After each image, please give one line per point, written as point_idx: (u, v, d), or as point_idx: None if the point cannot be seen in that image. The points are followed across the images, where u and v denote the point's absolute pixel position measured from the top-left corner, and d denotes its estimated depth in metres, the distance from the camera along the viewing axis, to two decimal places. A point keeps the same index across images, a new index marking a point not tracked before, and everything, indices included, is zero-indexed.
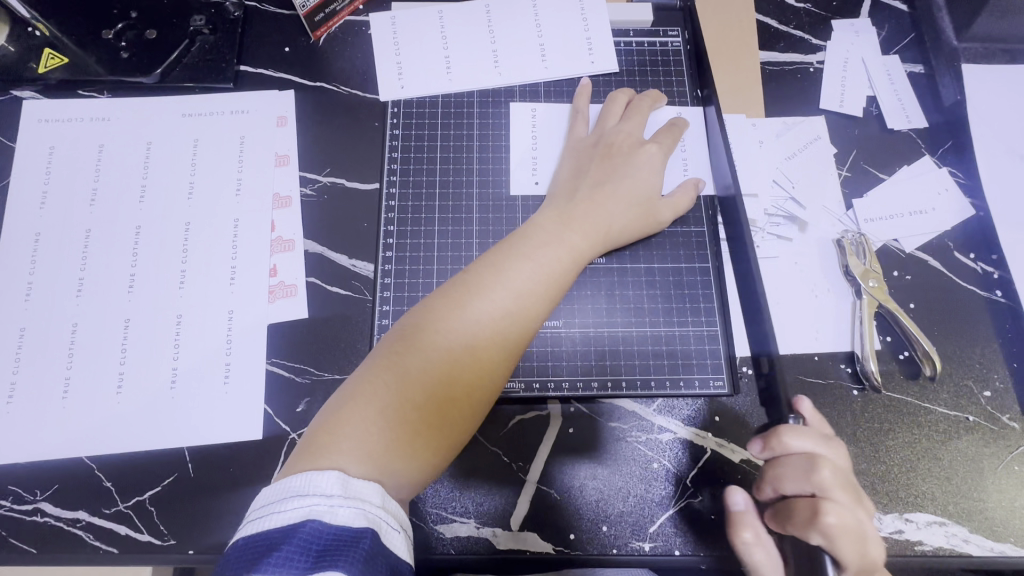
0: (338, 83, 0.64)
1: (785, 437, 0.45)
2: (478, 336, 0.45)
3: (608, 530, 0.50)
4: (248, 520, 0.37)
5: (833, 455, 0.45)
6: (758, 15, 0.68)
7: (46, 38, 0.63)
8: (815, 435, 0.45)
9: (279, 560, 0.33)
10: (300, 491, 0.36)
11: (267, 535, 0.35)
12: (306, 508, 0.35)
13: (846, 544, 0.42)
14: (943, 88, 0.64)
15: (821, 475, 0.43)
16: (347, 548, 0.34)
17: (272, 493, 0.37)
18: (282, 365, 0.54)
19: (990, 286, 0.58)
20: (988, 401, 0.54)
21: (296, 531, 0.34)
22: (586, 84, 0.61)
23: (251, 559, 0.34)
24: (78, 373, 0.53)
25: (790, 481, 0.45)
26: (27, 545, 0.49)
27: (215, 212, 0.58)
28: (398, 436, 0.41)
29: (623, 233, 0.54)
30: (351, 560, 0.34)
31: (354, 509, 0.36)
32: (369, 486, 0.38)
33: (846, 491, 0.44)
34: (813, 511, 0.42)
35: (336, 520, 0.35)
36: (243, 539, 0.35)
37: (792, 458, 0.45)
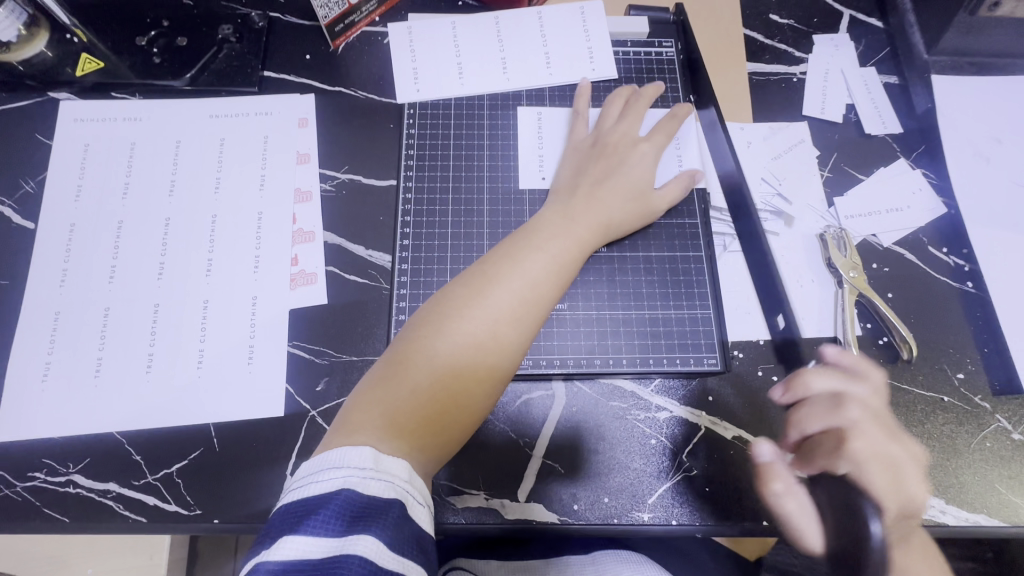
0: (356, 88, 0.68)
1: (806, 379, 0.49)
2: (497, 322, 0.48)
3: (609, 502, 0.53)
4: (287, 490, 0.39)
5: (867, 399, 0.49)
6: (745, 29, 0.74)
7: (82, 44, 0.67)
8: (839, 377, 0.49)
9: (318, 523, 0.36)
10: (337, 463, 0.39)
11: (306, 502, 0.38)
12: (341, 478, 0.38)
13: (873, 468, 0.46)
14: (916, 96, 0.69)
15: (845, 411, 0.47)
16: (379, 516, 0.37)
17: (310, 465, 0.40)
18: (303, 347, 0.58)
19: (962, 278, 0.63)
20: (961, 383, 0.59)
21: (333, 498, 0.37)
22: (587, 85, 0.66)
23: (291, 522, 0.37)
24: (109, 354, 0.56)
25: (813, 421, 0.48)
26: (60, 514, 0.52)
27: (240, 206, 0.62)
28: (423, 417, 0.45)
29: (621, 224, 0.58)
30: (382, 526, 0.37)
31: (384, 481, 0.39)
32: (397, 462, 0.41)
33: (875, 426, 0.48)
34: (840, 440, 0.46)
35: (369, 491, 0.38)
36: (283, 505, 0.38)
37: (816, 399, 0.49)
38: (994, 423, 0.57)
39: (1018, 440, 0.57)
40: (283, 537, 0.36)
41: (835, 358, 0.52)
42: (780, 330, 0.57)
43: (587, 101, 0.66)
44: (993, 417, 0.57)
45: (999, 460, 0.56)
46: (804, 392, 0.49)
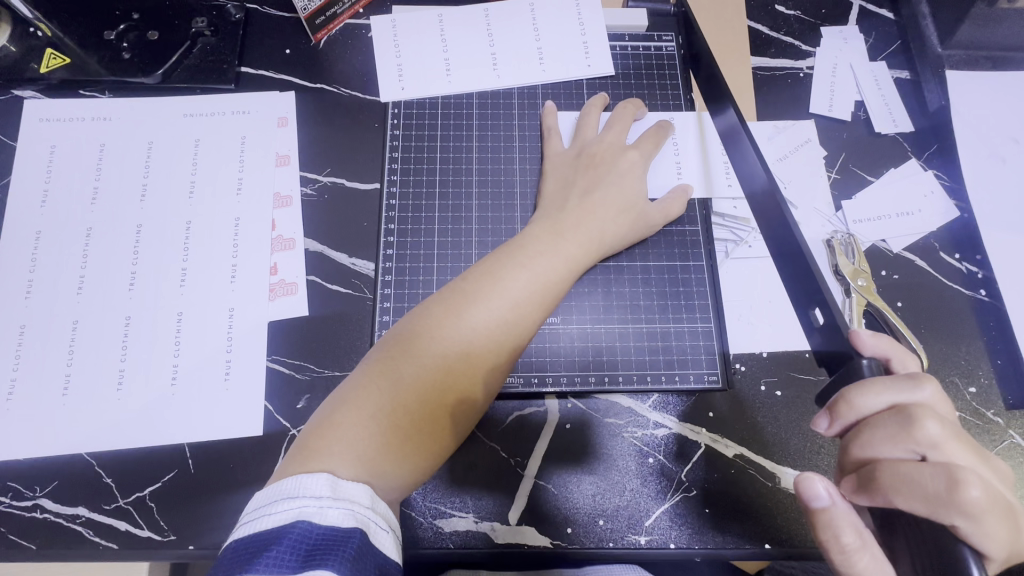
0: (338, 85, 0.65)
1: (852, 401, 0.39)
2: (472, 344, 0.46)
3: (604, 524, 0.51)
4: (239, 525, 0.38)
5: (935, 406, 0.39)
6: (748, 21, 0.70)
7: (47, 39, 0.64)
8: (899, 384, 0.39)
9: (269, 560, 0.34)
10: (291, 494, 0.37)
11: (259, 537, 0.36)
12: (296, 509, 0.36)
13: (991, 516, 0.35)
14: (929, 93, 0.66)
15: (924, 429, 0.38)
16: (337, 547, 0.35)
17: (266, 496, 0.38)
18: (282, 362, 0.55)
19: (975, 285, 0.60)
20: (973, 396, 0.56)
21: (287, 532, 0.35)
22: (603, 95, 0.62)
23: (241, 561, 0.35)
24: (78, 370, 0.53)
25: (886, 448, 0.39)
26: (26, 541, 0.49)
27: (216, 212, 0.59)
28: (393, 441, 0.43)
29: (615, 238, 0.55)
30: (341, 558, 0.34)
31: (343, 510, 0.37)
32: (359, 488, 0.39)
33: (960, 445, 0.38)
34: (946, 479, 0.35)
35: (326, 521, 0.36)
36: (235, 541, 0.36)
37: (880, 419, 0.39)
38: (1007, 439, 0.55)
39: None
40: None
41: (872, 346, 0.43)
42: (816, 326, 0.44)
43: (600, 109, 0.62)
44: (1007, 432, 0.55)
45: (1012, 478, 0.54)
46: (859, 410, 0.40)
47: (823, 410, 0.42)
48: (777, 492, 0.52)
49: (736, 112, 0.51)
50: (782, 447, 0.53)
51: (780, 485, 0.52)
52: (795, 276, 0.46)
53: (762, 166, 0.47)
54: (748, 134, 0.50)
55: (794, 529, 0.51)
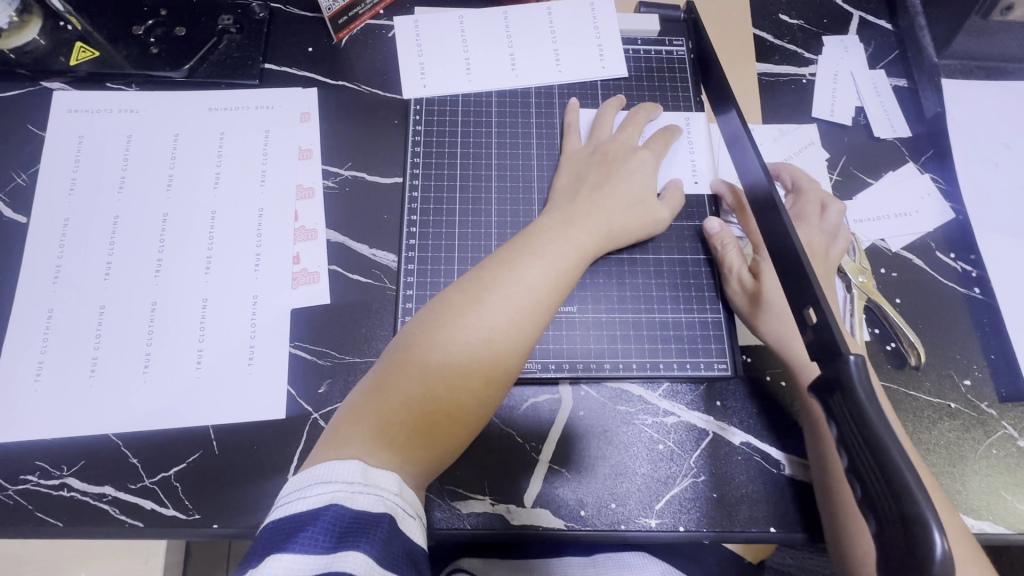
0: (359, 82, 0.67)
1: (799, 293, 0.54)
2: (490, 332, 0.48)
3: (617, 507, 0.53)
4: (274, 508, 0.39)
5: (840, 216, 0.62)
6: (755, 29, 0.73)
7: (77, 32, 0.65)
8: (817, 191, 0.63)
9: (304, 540, 0.36)
10: (324, 479, 0.39)
11: (293, 518, 0.37)
12: (328, 494, 0.38)
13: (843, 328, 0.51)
14: (926, 101, 0.69)
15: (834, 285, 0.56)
16: (367, 530, 0.37)
17: (297, 481, 0.40)
18: (305, 348, 0.57)
19: (969, 283, 0.62)
20: (967, 389, 0.58)
21: (320, 514, 0.37)
22: (620, 96, 0.65)
23: (278, 540, 0.37)
24: (105, 352, 0.55)
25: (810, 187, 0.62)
26: (53, 519, 0.50)
27: (240, 203, 0.61)
28: (419, 427, 0.45)
29: (629, 233, 0.57)
30: (372, 542, 0.37)
31: (373, 495, 0.39)
32: (386, 475, 0.41)
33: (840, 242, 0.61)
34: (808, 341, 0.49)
35: (357, 506, 0.38)
36: (270, 522, 0.38)
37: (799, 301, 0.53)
38: (1000, 431, 0.57)
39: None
40: (270, 555, 0.35)
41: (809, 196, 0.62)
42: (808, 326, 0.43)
43: (618, 108, 0.65)
44: (999, 424, 0.57)
45: (1005, 467, 0.56)
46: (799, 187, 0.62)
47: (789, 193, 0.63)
48: (782, 477, 0.54)
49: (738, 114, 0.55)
50: (787, 435, 0.55)
51: (785, 471, 0.54)
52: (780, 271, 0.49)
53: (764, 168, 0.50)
54: (750, 136, 0.53)
55: (801, 513, 0.53)
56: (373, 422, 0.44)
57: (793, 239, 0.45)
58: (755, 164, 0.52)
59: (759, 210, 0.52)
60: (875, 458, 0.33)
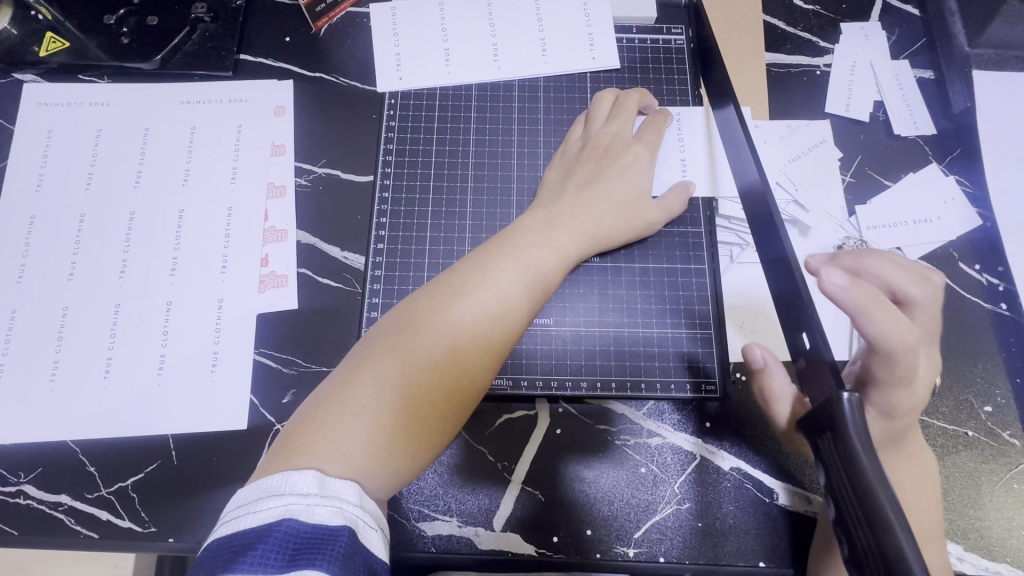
0: (336, 74, 0.63)
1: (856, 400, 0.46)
2: (457, 339, 0.44)
3: (592, 534, 0.49)
4: (223, 522, 0.36)
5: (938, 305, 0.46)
6: (764, 16, 0.67)
7: (48, 22, 0.63)
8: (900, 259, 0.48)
9: (254, 559, 0.33)
10: (277, 491, 0.36)
11: (243, 534, 0.35)
12: (282, 507, 0.35)
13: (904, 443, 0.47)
14: (953, 95, 0.62)
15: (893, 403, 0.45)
16: (324, 546, 0.34)
17: (249, 493, 0.37)
18: (270, 355, 0.54)
19: (995, 298, 0.57)
20: (988, 416, 0.53)
21: (273, 529, 0.34)
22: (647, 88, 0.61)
23: (226, 560, 0.34)
24: (67, 356, 0.53)
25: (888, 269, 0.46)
26: (9, 527, 0.49)
27: (208, 202, 0.58)
28: (379, 439, 0.41)
29: (611, 233, 0.53)
30: (330, 558, 0.33)
31: (331, 507, 0.36)
32: (346, 484, 0.38)
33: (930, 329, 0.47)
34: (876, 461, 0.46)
35: (313, 519, 0.35)
36: (217, 540, 0.35)
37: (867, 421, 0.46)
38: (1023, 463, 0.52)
39: None
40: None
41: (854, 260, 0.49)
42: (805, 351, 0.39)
43: (641, 100, 0.59)
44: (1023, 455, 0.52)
45: None
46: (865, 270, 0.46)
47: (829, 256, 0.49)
48: (775, 508, 0.50)
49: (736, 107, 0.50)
50: (781, 461, 0.51)
51: (778, 500, 0.50)
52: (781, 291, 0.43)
53: (759, 172, 0.45)
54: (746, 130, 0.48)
55: (792, 547, 0.49)
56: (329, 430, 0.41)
57: (786, 252, 0.41)
58: (748, 162, 0.47)
59: (752, 218, 0.48)
60: (853, 484, 0.31)
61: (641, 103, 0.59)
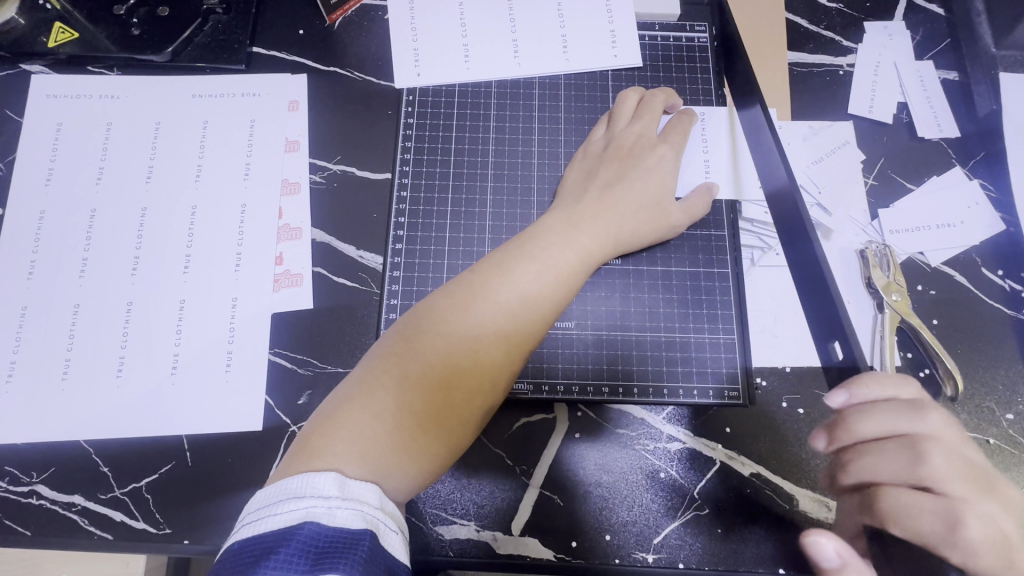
0: (351, 69, 0.62)
1: (855, 430, 0.40)
2: (478, 340, 0.44)
3: (610, 539, 0.49)
4: (241, 524, 0.36)
5: (938, 435, 0.39)
6: (788, 13, 0.66)
7: (57, 12, 0.62)
8: (903, 403, 0.40)
9: (276, 563, 0.32)
10: (298, 493, 0.35)
11: (264, 537, 0.34)
12: (303, 509, 0.35)
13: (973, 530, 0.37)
14: (978, 97, 0.61)
15: (929, 466, 0.38)
16: (346, 550, 0.33)
17: (269, 494, 0.36)
18: (285, 356, 0.53)
19: (1018, 304, 0.56)
20: (1009, 424, 0.53)
21: (294, 532, 0.34)
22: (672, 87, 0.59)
23: (247, 563, 0.33)
24: (78, 354, 0.52)
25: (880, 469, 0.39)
26: (22, 527, 0.48)
27: (221, 198, 0.57)
28: (398, 441, 0.40)
29: (634, 235, 0.52)
30: (352, 562, 0.33)
31: (352, 510, 0.35)
32: (367, 487, 0.37)
33: (968, 483, 0.38)
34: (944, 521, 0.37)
35: (335, 522, 0.34)
36: (236, 543, 0.34)
37: (882, 458, 0.39)
38: None
39: None
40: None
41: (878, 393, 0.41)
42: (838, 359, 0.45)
43: (665, 100, 0.58)
44: None
45: None
46: (846, 442, 0.41)
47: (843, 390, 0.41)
48: (796, 515, 0.49)
49: (761, 105, 0.50)
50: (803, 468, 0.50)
51: (799, 507, 0.49)
52: (812, 295, 0.47)
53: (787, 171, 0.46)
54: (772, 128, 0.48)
55: None
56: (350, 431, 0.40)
57: (818, 256, 0.45)
58: (776, 161, 0.48)
59: (779, 219, 0.50)
60: None
61: (666, 104, 0.58)
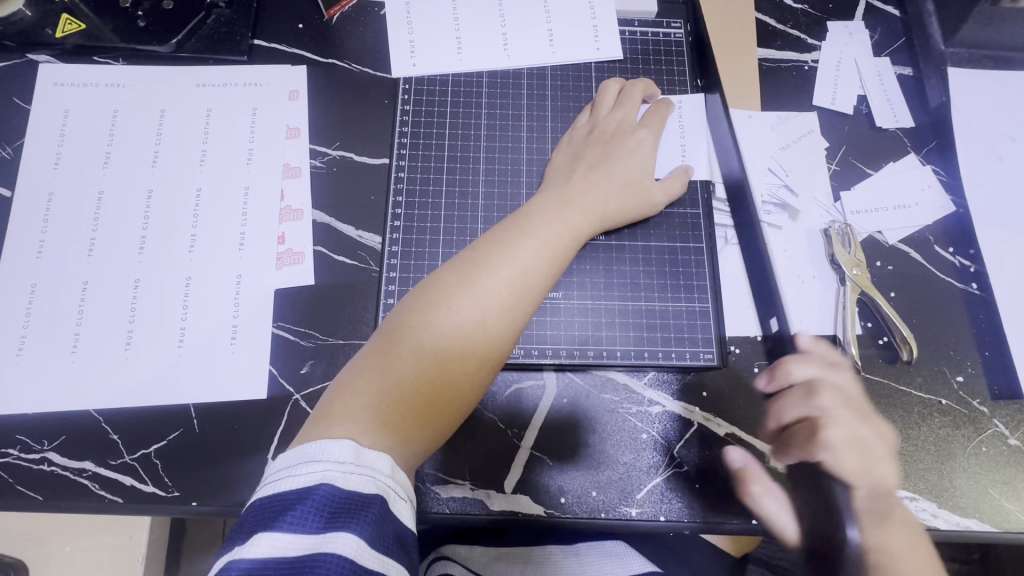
0: (349, 60, 0.65)
1: (788, 366, 0.54)
2: (483, 313, 0.47)
3: (597, 496, 0.52)
4: (264, 482, 0.39)
5: (845, 385, 0.54)
6: (757, 13, 0.71)
7: (63, 4, 0.64)
8: (823, 363, 0.55)
9: (294, 519, 0.35)
10: (316, 457, 0.38)
11: (284, 496, 0.37)
12: (320, 473, 0.37)
13: (847, 453, 0.51)
14: (930, 90, 0.67)
15: (820, 399, 0.52)
16: (358, 513, 0.36)
17: (288, 458, 0.39)
18: (288, 329, 0.56)
19: (967, 278, 0.61)
20: (960, 385, 0.57)
21: (311, 493, 0.36)
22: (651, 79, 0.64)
23: (268, 517, 0.36)
24: (87, 329, 0.54)
25: (787, 410, 0.53)
26: (34, 492, 0.50)
27: (225, 181, 0.60)
28: (411, 410, 0.44)
29: (620, 213, 0.56)
30: (363, 524, 0.36)
31: (365, 476, 0.38)
32: (380, 456, 0.40)
33: (848, 410, 0.53)
34: (813, 431, 0.52)
35: (349, 486, 0.37)
36: (260, 499, 0.37)
37: (794, 388, 0.53)
38: (991, 428, 0.56)
39: (1014, 445, 0.56)
40: (259, 532, 0.35)
41: (807, 347, 0.56)
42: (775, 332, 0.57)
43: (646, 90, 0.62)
44: (991, 421, 0.56)
45: (995, 464, 0.55)
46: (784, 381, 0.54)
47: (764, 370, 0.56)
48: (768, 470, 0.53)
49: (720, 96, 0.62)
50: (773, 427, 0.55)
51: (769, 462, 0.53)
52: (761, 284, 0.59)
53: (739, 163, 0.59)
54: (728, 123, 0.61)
55: None
56: (366, 402, 0.43)
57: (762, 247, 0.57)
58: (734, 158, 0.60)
59: (735, 207, 0.62)
60: None
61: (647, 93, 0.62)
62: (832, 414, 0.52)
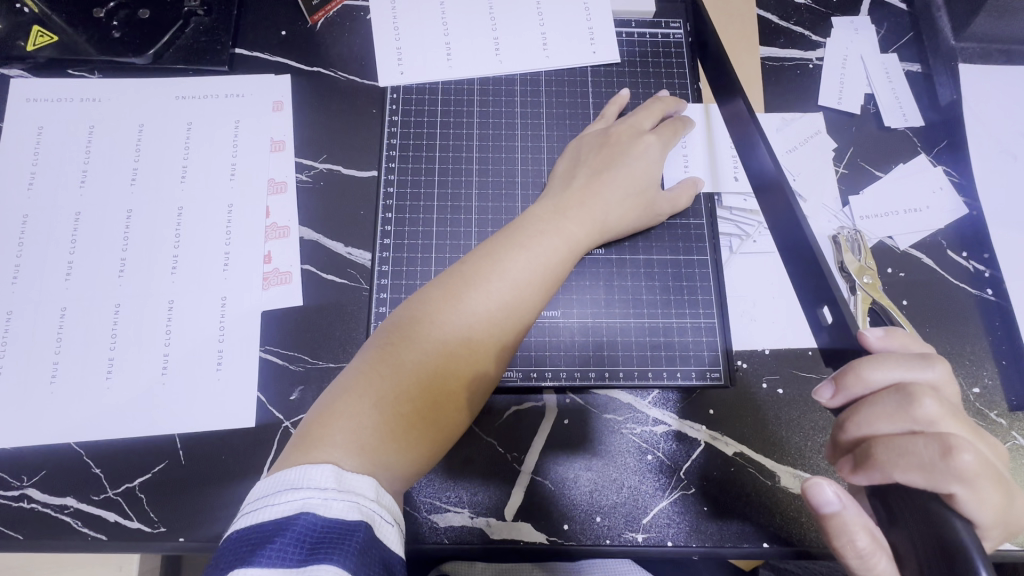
0: (335, 68, 0.63)
1: (862, 371, 0.38)
2: (471, 328, 0.45)
3: (602, 521, 0.50)
4: (242, 515, 0.36)
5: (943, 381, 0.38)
6: (758, 10, 0.68)
7: (35, 16, 0.62)
8: (904, 361, 0.38)
9: (273, 552, 0.33)
10: (294, 484, 0.36)
11: (261, 528, 0.34)
12: (300, 501, 0.35)
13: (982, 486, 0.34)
14: (940, 88, 0.64)
15: (923, 408, 0.36)
16: (341, 541, 0.33)
17: (267, 485, 0.37)
18: (277, 353, 0.54)
19: (981, 284, 0.59)
20: (976, 397, 0.55)
21: (291, 523, 0.34)
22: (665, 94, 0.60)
23: (244, 553, 0.33)
24: (67, 358, 0.52)
25: (876, 424, 0.38)
26: (14, 532, 0.48)
27: (207, 198, 0.57)
28: (393, 431, 0.41)
29: (618, 226, 0.54)
30: (345, 553, 0.33)
31: (348, 502, 0.36)
32: (364, 479, 0.37)
33: (958, 422, 0.37)
34: (941, 448, 0.35)
35: (331, 514, 0.35)
36: (236, 532, 0.35)
37: (882, 396, 0.38)
38: (1011, 441, 0.54)
39: None
40: (235, 568, 0.32)
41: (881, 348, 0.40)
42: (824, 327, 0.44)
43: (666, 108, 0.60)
44: (1009, 434, 0.54)
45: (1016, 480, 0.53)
46: (856, 388, 0.39)
47: (829, 379, 0.41)
48: (778, 492, 0.51)
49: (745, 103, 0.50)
50: (782, 446, 0.52)
51: (780, 483, 0.51)
52: (804, 276, 0.46)
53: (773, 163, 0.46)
54: (758, 127, 0.48)
55: (794, 531, 0.50)
56: (348, 423, 0.40)
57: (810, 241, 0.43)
58: (762, 155, 0.48)
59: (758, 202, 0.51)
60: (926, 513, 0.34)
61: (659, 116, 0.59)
62: (945, 429, 0.36)
